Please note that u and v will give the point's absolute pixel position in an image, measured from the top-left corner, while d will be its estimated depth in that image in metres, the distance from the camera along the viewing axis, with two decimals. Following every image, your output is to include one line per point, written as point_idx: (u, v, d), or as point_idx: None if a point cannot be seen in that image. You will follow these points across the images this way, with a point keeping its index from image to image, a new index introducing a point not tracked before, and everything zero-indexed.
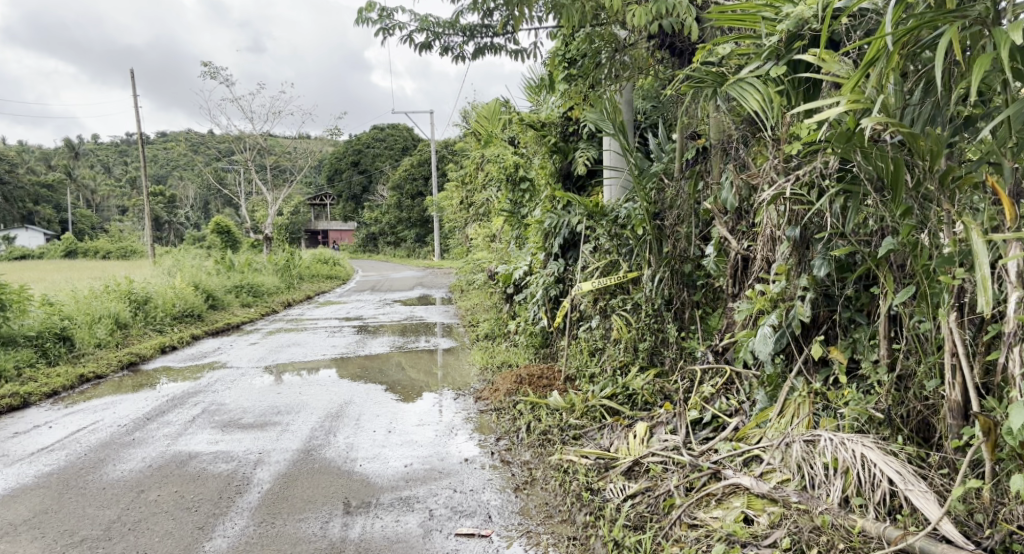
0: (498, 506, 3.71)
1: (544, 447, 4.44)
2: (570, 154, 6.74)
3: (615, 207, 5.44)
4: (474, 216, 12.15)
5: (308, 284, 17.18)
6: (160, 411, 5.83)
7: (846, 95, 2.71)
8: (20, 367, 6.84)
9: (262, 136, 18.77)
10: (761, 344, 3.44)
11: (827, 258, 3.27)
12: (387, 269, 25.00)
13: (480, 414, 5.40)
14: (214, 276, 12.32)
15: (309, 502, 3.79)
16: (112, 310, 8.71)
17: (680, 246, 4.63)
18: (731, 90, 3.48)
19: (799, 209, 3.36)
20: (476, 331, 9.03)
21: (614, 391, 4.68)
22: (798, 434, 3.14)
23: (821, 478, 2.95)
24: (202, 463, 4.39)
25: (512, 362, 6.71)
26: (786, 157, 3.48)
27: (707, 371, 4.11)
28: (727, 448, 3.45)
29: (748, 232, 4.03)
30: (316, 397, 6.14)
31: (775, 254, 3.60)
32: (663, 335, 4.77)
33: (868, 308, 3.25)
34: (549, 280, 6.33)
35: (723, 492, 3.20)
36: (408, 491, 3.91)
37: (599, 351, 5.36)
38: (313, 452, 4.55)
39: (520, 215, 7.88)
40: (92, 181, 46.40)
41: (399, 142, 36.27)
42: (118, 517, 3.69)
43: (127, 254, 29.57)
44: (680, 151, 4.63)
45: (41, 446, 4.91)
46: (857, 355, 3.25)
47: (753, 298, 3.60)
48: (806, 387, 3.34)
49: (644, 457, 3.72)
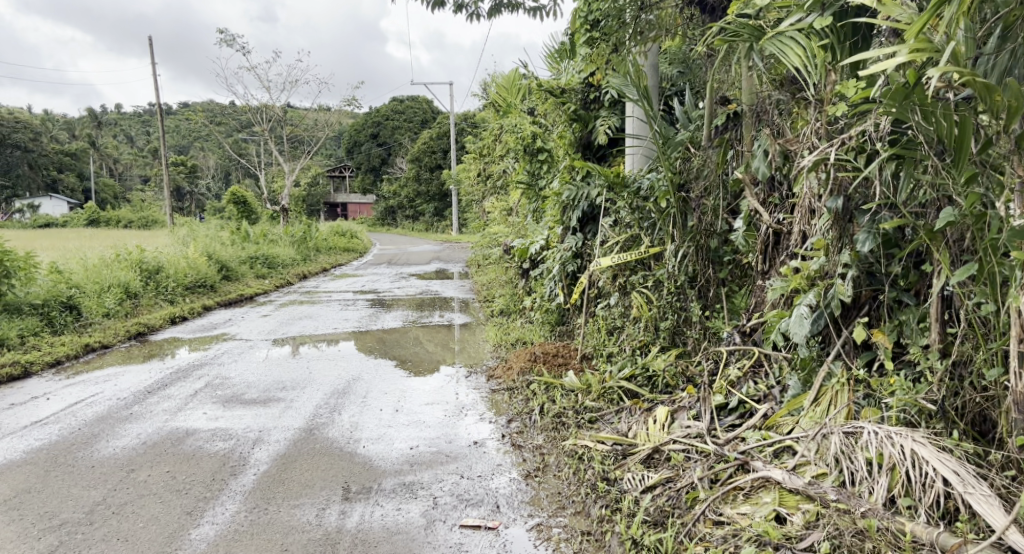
0: (507, 496, 3.46)
1: (559, 430, 4.18)
2: (591, 123, 6.40)
3: (637, 178, 5.12)
4: (492, 189, 11.82)
5: (326, 257, 17.03)
6: (162, 384, 5.64)
7: (909, 42, 2.35)
8: (24, 336, 6.67)
9: (281, 107, 18.46)
10: (797, 326, 3.14)
11: (872, 232, 2.95)
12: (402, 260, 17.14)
13: (492, 393, 5.13)
14: (228, 246, 12.14)
15: (306, 486, 3.57)
16: (122, 278, 8.54)
17: (706, 220, 4.36)
18: (770, 46, 3.19)
19: (844, 176, 3.04)
20: (491, 306, 8.78)
21: (633, 372, 4.41)
22: (836, 425, 2.86)
23: (862, 474, 2.67)
24: (197, 441, 4.18)
25: (526, 339, 6.45)
26: (830, 120, 3.17)
27: (734, 353, 3.83)
28: (756, 437, 3.19)
29: (781, 204, 3.73)
30: (324, 371, 5.91)
31: (813, 228, 3.31)
32: (686, 314, 4.49)
33: (917, 288, 2.95)
34: (567, 256, 6.05)
35: (752, 486, 2.93)
36: (412, 476, 3.67)
37: (618, 329, 5.07)
38: (315, 431, 4.32)
39: (538, 187, 7.59)
40: (114, 152, 46.83)
41: (419, 114, 35.86)
42: (102, 499, 3.48)
43: (148, 225, 29.60)
44: (708, 117, 4.32)
45: (35, 419, 4.73)
46: (904, 340, 2.94)
47: (787, 274, 3.31)
48: (845, 373, 3.05)
49: (665, 444, 3.47)
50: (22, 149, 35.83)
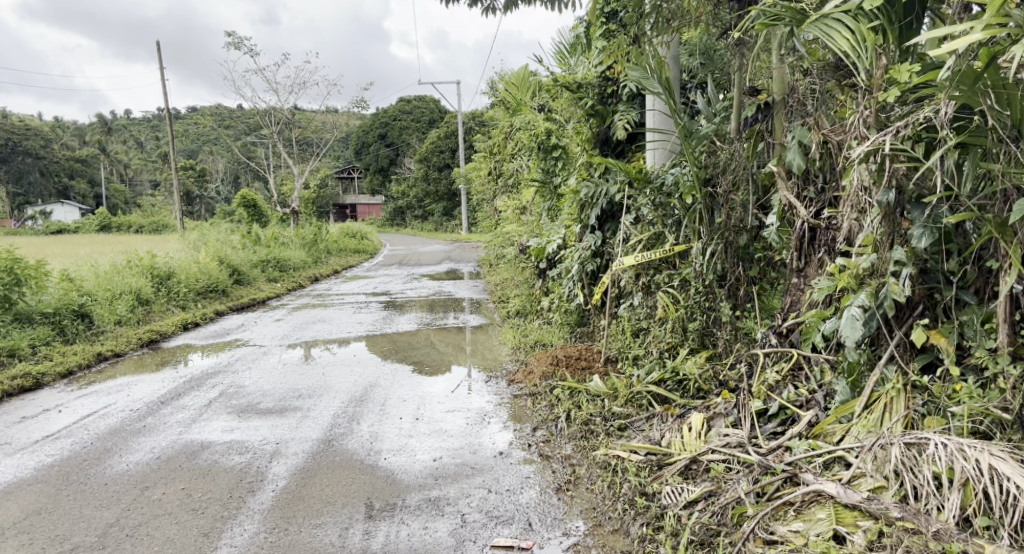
0: (539, 512, 3.29)
1: (587, 439, 3.98)
2: (609, 118, 6.17)
3: (661, 173, 4.93)
4: (504, 187, 11.63)
5: (337, 259, 16.87)
6: (176, 393, 5.48)
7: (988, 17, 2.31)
8: (35, 345, 6.55)
9: (289, 109, 18.28)
10: (849, 328, 2.92)
11: (930, 227, 2.77)
12: (410, 260, 17.22)
13: (513, 399, 4.93)
14: (239, 250, 11.99)
15: (328, 503, 3.41)
16: (133, 285, 8.41)
17: (735, 215, 4.16)
18: (814, 29, 3.02)
19: (896, 168, 2.85)
20: (506, 307, 8.58)
21: (662, 376, 4.21)
22: (897, 436, 2.68)
23: (929, 490, 2.51)
24: (213, 455, 4.01)
25: (545, 341, 6.25)
26: (879, 107, 2.98)
27: (771, 355, 3.62)
28: (803, 447, 2.99)
29: (818, 198, 3.53)
30: (340, 378, 5.73)
31: (860, 222, 3.09)
32: (716, 315, 4.30)
33: (977, 286, 2.77)
34: (586, 255, 5.86)
35: (803, 501, 2.74)
36: (437, 490, 3.50)
37: (643, 331, 4.87)
38: (334, 443, 4.14)
39: (552, 185, 7.39)
40: (125, 157, 46.94)
41: (426, 114, 35.64)
42: (116, 520, 3.33)
43: (159, 229, 29.57)
44: (737, 108, 4.16)
45: (47, 433, 4.58)
46: (965, 342, 2.76)
47: (834, 273, 3.10)
48: (900, 378, 2.86)
49: (703, 454, 3.27)
50: (33, 156, 35.85)
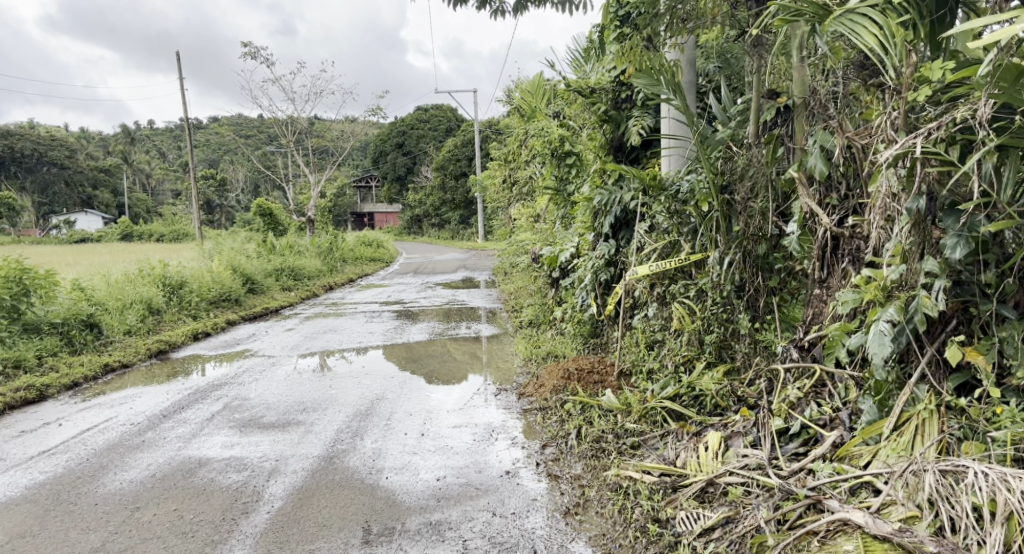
0: (545, 538, 3.11)
1: (598, 457, 3.79)
2: (623, 124, 5.99)
3: (676, 180, 4.73)
4: (519, 195, 11.44)
5: (352, 267, 16.76)
6: (178, 406, 5.34)
7: None
8: (41, 356, 6.45)
9: (305, 118, 18.23)
10: (876, 345, 2.73)
11: (965, 236, 2.59)
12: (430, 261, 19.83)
13: (523, 414, 4.75)
14: (253, 259, 11.89)
15: (324, 527, 3.25)
16: (144, 295, 8.32)
17: (754, 223, 3.96)
18: (839, 26, 2.88)
19: (927, 173, 2.66)
20: (520, 317, 8.39)
21: (677, 391, 3.99)
22: (932, 462, 2.49)
23: (968, 521, 2.33)
24: (209, 473, 3.87)
25: (558, 353, 6.05)
26: (908, 108, 2.79)
27: (791, 371, 3.41)
28: (827, 471, 2.79)
29: (840, 205, 3.33)
30: (346, 390, 5.57)
31: (889, 231, 2.88)
32: (733, 327, 4.10)
33: (1016, 299, 2.59)
34: (599, 264, 5.64)
35: (828, 530, 2.56)
36: (439, 513, 3.33)
37: (658, 343, 4.66)
38: (336, 460, 3.98)
39: (566, 193, 7.20)
40: (146, 166, 47.38)
41: (443, 123, 35.55)
42: (102, 544, 3.20)
43: (179, 238, 29.71)
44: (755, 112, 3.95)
45: (44, 448, 4.46)
46: (1004, 360, 2.57)
47: (859, 285, 2.90)
48: (933, 398, 2.66)
49: (720, 476, 3.07)
50: (57, 167, 36.23)
